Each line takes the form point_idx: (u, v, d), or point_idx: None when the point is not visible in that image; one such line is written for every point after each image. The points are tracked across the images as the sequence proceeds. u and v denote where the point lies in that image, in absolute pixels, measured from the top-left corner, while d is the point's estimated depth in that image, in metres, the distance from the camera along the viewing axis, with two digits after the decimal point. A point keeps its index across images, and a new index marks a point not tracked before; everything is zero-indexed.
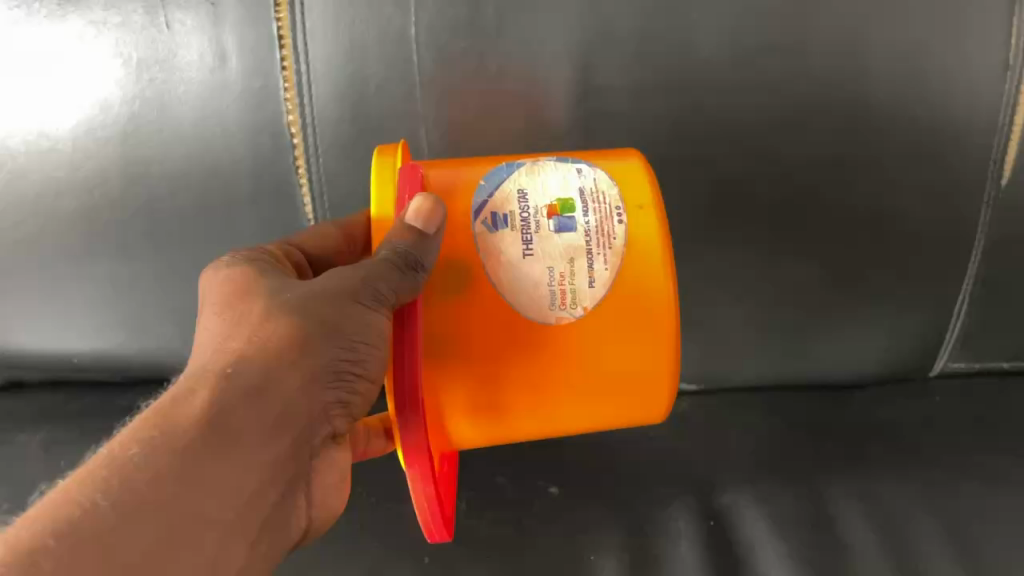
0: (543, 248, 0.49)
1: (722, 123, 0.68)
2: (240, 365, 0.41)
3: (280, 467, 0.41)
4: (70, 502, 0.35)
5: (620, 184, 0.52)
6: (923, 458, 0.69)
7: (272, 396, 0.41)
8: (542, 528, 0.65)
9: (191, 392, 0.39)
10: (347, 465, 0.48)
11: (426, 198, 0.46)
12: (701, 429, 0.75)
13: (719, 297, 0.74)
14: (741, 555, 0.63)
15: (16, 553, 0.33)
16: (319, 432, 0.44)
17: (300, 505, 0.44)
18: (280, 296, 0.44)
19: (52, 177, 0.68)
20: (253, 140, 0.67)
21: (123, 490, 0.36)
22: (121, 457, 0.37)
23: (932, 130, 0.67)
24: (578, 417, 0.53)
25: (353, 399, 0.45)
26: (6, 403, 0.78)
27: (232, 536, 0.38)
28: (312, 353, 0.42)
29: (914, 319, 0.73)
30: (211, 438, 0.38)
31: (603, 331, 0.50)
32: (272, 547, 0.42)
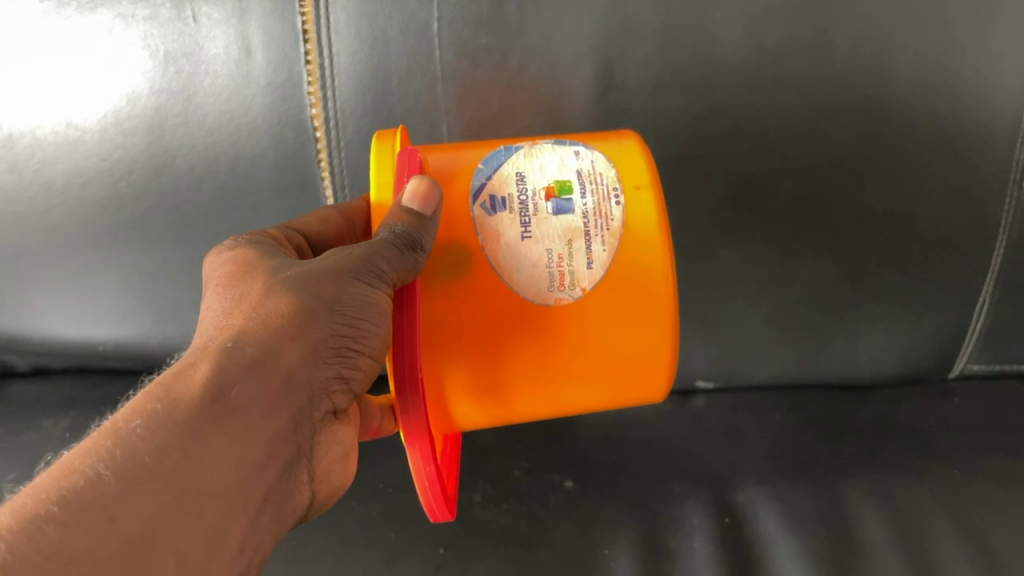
0: (541, 230, 0.50)
1: (743, 121, 0.68)
2: (241, 338, 0.40)
3: (285, 441, 0.40)
4: (74, 473, 0.33)
5: (617, 165, 0.52)
6: (940, 459, 0.68)
7: (275, 368, 0.40)
8: (557, 522, 0.66)
9: (193, 366, 0.39)
10: (349, 440, 0.48)
11: (422, 180, 0.48)
12: (717, 426, 0.75)
13: (738, 295, 0.74)
14: (755, 553, 0.63)
15: (22, 521, 0.30)
16: (320, 407, 0.43)
17: (304, 480, 0.43)
18: (277, 276, 0.45)
19: (80, 167, 0.70)
20: (276, 133, 0.68)
21: (127, 460, 0.34)
22: (125, 427, 0.35)
23: (955, 131, 0.67)
24: (580, 397, 0.53)
25: (354, 376, 0.44)
26: (32, 390, 0.79)
27: (242, 509, 0.37)
28: (312, 327, 0.42)
29: (935, 319, 0.73)
30: (217, 406, 0.37)
31: (603, 311, 0.51)
32: (277, 522, 0.41)
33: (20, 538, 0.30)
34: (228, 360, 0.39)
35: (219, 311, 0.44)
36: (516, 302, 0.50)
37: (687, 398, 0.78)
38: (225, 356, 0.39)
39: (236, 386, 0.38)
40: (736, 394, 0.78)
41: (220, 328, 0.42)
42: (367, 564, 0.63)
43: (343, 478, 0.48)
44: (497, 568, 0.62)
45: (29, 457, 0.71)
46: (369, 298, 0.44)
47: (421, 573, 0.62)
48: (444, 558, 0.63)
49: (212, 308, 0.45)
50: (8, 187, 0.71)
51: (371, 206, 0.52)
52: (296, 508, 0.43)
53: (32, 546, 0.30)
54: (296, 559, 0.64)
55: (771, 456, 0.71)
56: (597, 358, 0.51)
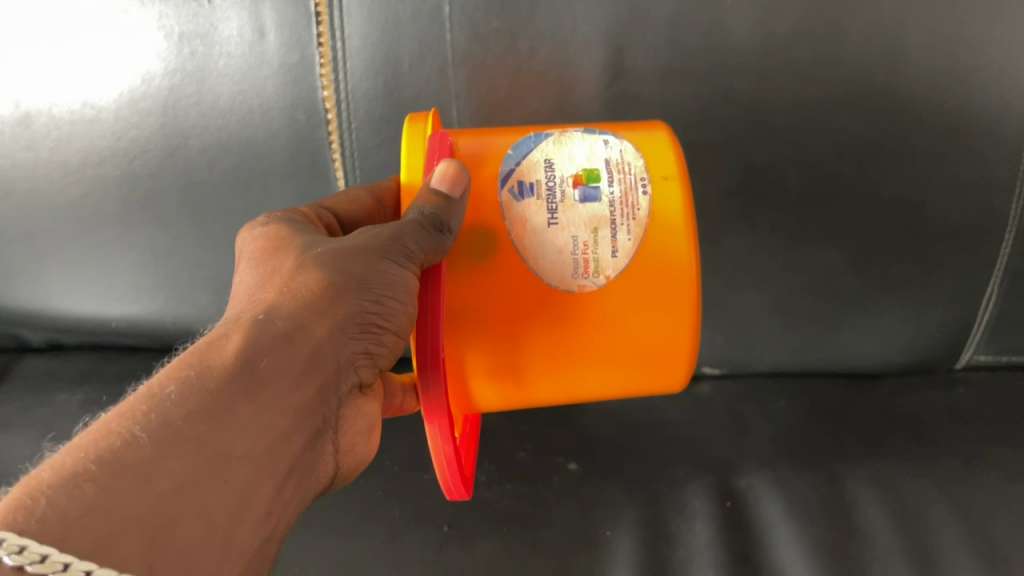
0: (567, 217, 0.50)
1: (751, 108, 0.68)
2: (272, 312, 0.41)
3: (312, 412, 0.41)
4: (111, 434, 0.33)
5: (646, 156, 0.53)
6: (943, 448, 0.69)
7: (304, 341, 0.41)
8: (560, 503, 0.67)
9: (226, 336, 0.40)
10: (374, 416, 0.49)
11: (450, 163, 0.48)
12: (722, 411, 0.75)
13: (745, 282, 0.74)
14: (755, 537, 0.64)
15: (62, 477, 0.31)
16: (345, 382, 0.44)
17: (328, 451, 0.44)
18: (308, 253, 0.45)
19: (94, 145, 0.71)
20: (288, 114, 0.68)
21: (161, 423, 0.34)
22: (160, 393, 0.36)
23: (965, 122, 0.67)
24: (598, 384, 0.53)
25: (380, 351, 0.46)
26: (47, 364, 0.81)
27: (269, 477, 0.38)
28: (340, 303, 0.43)
29: (942, 310, 0.73)
30: (247, 376, 0.38)
31: (626, 298, 0.51)
32: (301, 491, 0.41)
33: (59, 494, 0.30)
34: (259, 332, 0.40)
35: (251, 285, 0.45)
36: (539, 287, 0.50)
37: (694, 384, 0.79)
38: (257, 328, 0.40)
39: (266, 357, 0.39)
40: (741, 381, 0.79)
41: (252, 302, 0.43)
42: (372, 541, 0.64)
43: (366, 454, 0.49)
44: (499, 548, 0.63)
45: (44, 429, 0.73)
46: (396, 277, 0.44)
47: (425, 551, 0.63)
48: (448, 537, 0.64)
49: (244, 282, 0.46)
50: (24, 164, 0.72)
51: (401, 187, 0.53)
52: (319, 477, 0.43)
53: (70, 502, 0.30)
54: (303, 534, 0.65)
55: (774, 442, 0.71)
56: (617, 345, 0.52)
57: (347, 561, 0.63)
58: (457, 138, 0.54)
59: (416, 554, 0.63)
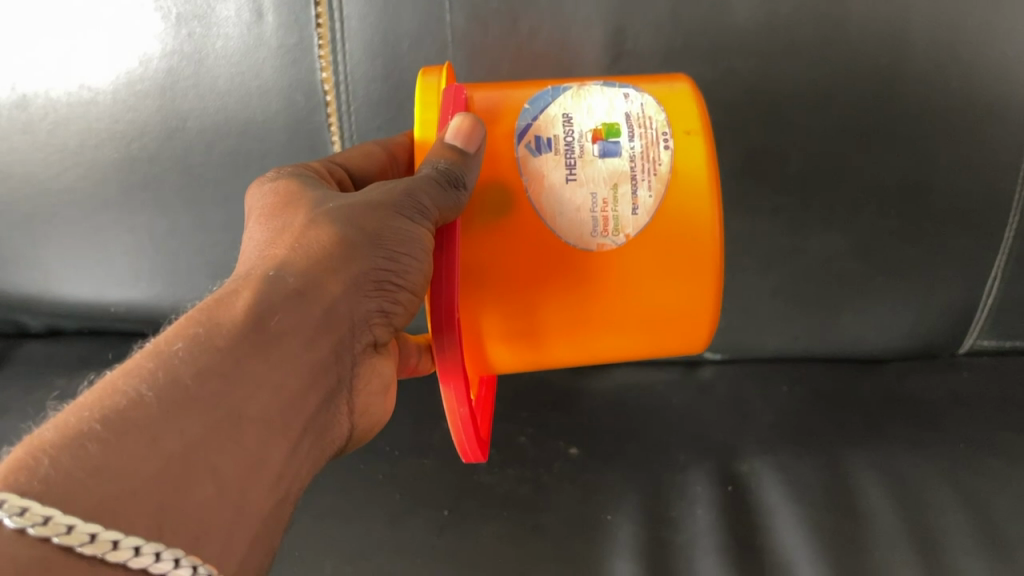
0: (586, 173, 0.50)
1: (753, 90, 0.67)
2: (283, 269, 0.41)
3: (325, 371, 0.41)
4: (117, 393, 0.33)
5: (668, 110, 0.52)
6: (945, 433, 0.68)
7: (315, 298, 0.41)
8: (560, 487, 0.67)
9: (236, 293, 0.39)
10: (390, 375, 0.48)
11: (466, 117, 0.47)
12: (723, 395, 0.75)
13: (747, 266, 0.74)
14: (756, 521, 0.63)
15: (66, 437, 0.30)
16: (358, 340, 0.44)
17: (342, 412, 0.44)
18: (319, 209, 0.45)
19: (92, 129, 0.70)
20: (287, 96, 0.68)
21: (169, 381, 0.34)
22: (167, 350, 0.36)
23: (969, 104, 0.66)
24: (614, 346, 0.53)
25: (394, 310, 0.45)
26: (45, 349, 0.80)
27: (282, 436, 0.37)
28: (352, 260, 0.43)
29: (945, 293, 0.72)
30: (258, 333, 0.38)
31: (645, 259, 0.50)
32: (315, 451, 0.41)
33: (63, 454, 0.30)
34: (270, 289, 0.40)
35: (261, 242, 0.44)
36: (556, 247, 0.50)
37: (695, 368, 0.78)
38: (267, 285, 0.40)
39: (276, 315, 0.39)
40: (743, 365, 0.78)
41: (261, 259, 0.43)
42: (372, 525, 0.64)
43: (382, 413, 0.48)
44: (500, 532, 0.63)
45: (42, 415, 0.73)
46: (410, 233, 0.44)
47: (425, 534, 0.63)
48: (448, 520, 0.64)
49: (253, 239, 0.45)
50: (22, 147, 0.71)
51: (416, 144, 0.53)
52: (333, 439, 0.43)
53: (76, 462, 0.30)
54: (302, 517, 0.65)
55: (776, 426, 0.71)
56: (633, 308, 0.51)
57: (346, 544, 0.62)
58: (474, 92, 0.54)
59: (416, 538, 0.63)
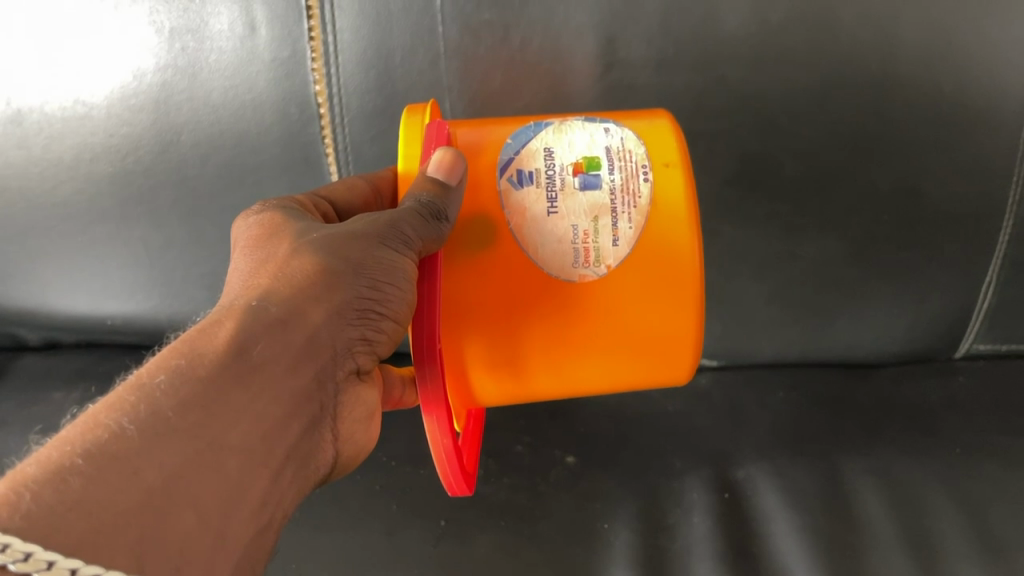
0: (567, 206, 0.50)
1: (745, 97, 0.67)
2: (266, 298, 0.41)
3: (307, 400, 0.41)
4: (98, 426, 0.33)
5: (648, 144, 0.52)
6: (941, 437, 0.68)
7: (298, 327, 0.41)
8: (557, 496, 0.67)
9: (218, 323, 0.39)
10: (374, 402, 0.48)
11: (447, 151, 0.48)
12: (720, 402, 0.75)
13: (741, 272, 0.74)
14: (754, 528, 0.63)
15: (47, 472, 0.31)
16: (341, 369, 0.44)
17: (326, 439, 0.44)
18: (303, 239, 0.45)
19: (87, 143, 0.70)
20: (281, 109, 0.68)
21: (149, 413, 0.34)
22: (149, 382, 0.36)
23: (961, 109, 0.66)
24: (599, 377, 0.53)
25: (377, 338, 0.45)
26: (44, 362, 0.81)
27: (263, 466, 0.37)
28: (335, 289, 0.43)
29: (939, 298, 0.72)
30: (240, 363, 0.38)
31: (626, 287, 0.51)
32: (299, 481, 0.41)
33: (44, 488, 0.30)
34: (252, 319, 0.40)
35: (245, 272, 0.44)
36: (539, 278, 0.50)
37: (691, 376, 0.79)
38: (249, 314, 0.40)
39: (258, 345, 0.39)
40: (739, 372, 0.78)
41: (245, 289, 0.43)
42: (369, 535, 0.64)
43: (366, 441, 0.48)
44: (498, 541, 0.63)
45: (40, 427, 0.73)
46: (393, 263, 0.44)
47: (422, 545, 0.63)
48: (445, 531, 0.64)
49: (238, 270, 0.45)
50: (18, 162, 0.72)
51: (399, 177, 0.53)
52: (317, 467, 0.43)
53: (57, 496, 0.30)
54: (299, 528, 0.65)
55: (772, 433, 0.71)
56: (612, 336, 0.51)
57: (344, 555, 0.63)
58: (457, 129, 0.54)
59: (414, 548, 0.63)
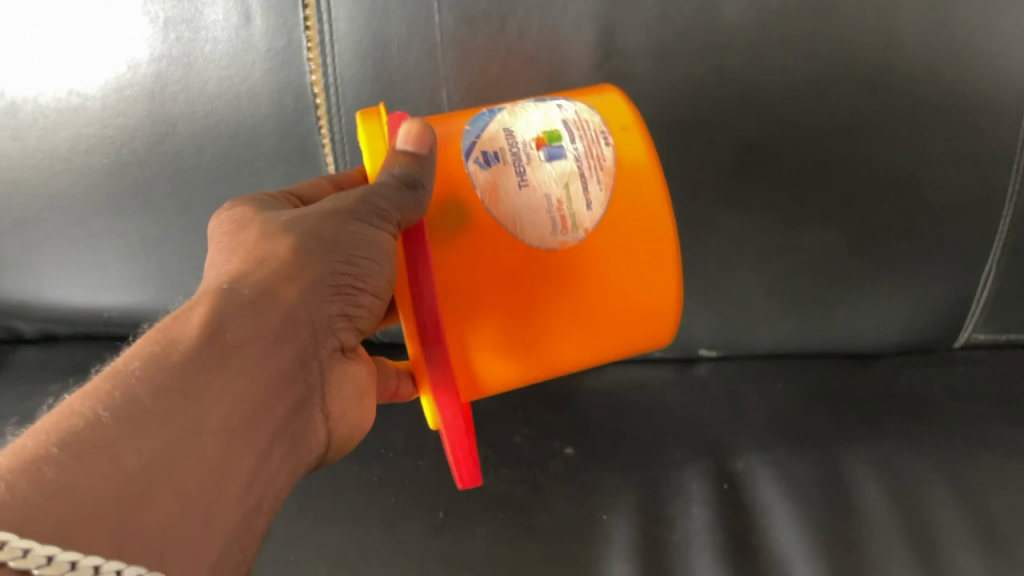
0: (536, 176, 0.50)
1: (744, 87, 0.67)
2: (238, 281, 0.41)
3: (289, 380, 0.41)
4: (73, 415, 0.33)
5: (601, 113, 0.53)
6: (940, 427, 0.68)
7: (274, 307, 0.41)
8: (556, 487, 0.67)
9: (191, 309, 0.39)
10: (365, 380, 0.48)
11: (413, 122, 0.47)
12: (719, 392, 0.75)
13: (740, 262, 0.74)
14: (753, 518, 0.63)
15: (23, 461, 0.30)
16: (323, 347, 0.44)
17: (315, 419, 0.44)
18: (274, 222, 0.45)
19: (82, 134, 0.70)
20: (277, 100, 0.68)
21: (125, 400, 0.34)
22: (124, 370, 0.35)
23: (962, 98, 0.66)
24: (599, 341, 0.53)
25: (358, 313, 0.46)
26: (40, 355, 0.80)
27: (246, 446, 0.37)
28: (309, 267, 0.43)
29: (938, 288, 0.72)
30: (214, 345, 0.38)
31: (613, 244, 0.51)
32: (288, 461, 0.41)
33: (20, 478, 0.30)
34: (226, 301, 0.39)
35: (218, 259, 0.44)
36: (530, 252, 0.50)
37: (690, 367, 0.79)
38: (222, 297, 0.40)
39: (233, 326, 0.39)
40: (738, 363, 0.78)
41: (220, 273, 0.43)
42: (368, 527, 0.64)
43: (360, 420, 0.48)
44: (497, 532, 0.63)
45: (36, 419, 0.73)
46: (367, 236, 0.44)
47: (422, 537, 0.63)
48: (444, 522, 0.64)
49: (210, 259, 0.45)
50: (12, 154, 0.71)
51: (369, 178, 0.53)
52: (306, 448, 0.43)
53: (33, 486, 0.30)
54: (298, 522, 0.65)
55: (771, 424, 0.71)
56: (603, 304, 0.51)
57: (343, 547, 0.62)
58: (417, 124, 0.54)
59: (413, 541, 0.63)
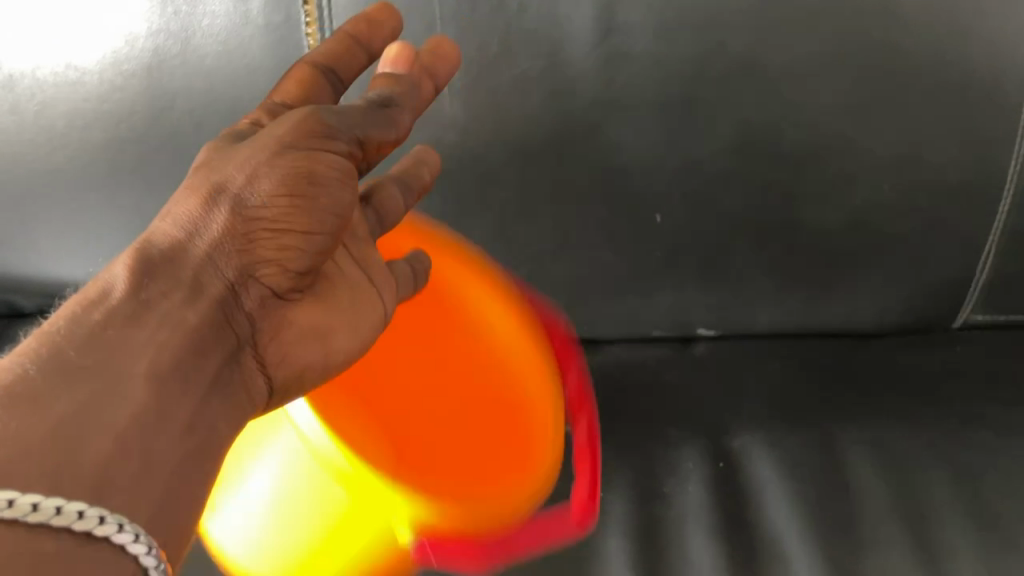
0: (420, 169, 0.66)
1: (745, 64, 0.66)
2: (156, 237, 0.41)
3: (206, 333, 0.41)
4: (1, 371, 0.34)
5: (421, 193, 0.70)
6: (937, 407, 0.69)
7: (185, 264, 0.41)
8: (552, 465, 0.67)
9: (110, 265, 0.40)
10: (321, 321, 0.47)
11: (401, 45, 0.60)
12: (716, 371, 0.75)
13: (740, 241, 0.73)
14: (748, 495, 0.64)
15: None
16: (245, 295, 0.43)
17: (251, 365, 0.44)
18: (205, 164, 0.44)
19: (80, 108, 0.70)
20: (275, 74, 0.67)
21: (49, 356, 0.35)
22: (48, 330, 0.36)
23: (964, 78, 0.65)
24: None
25: (287, 256, 0.43)
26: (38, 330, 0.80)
27: (179, 393, 0.38)
28: (226, 212, 0.41)
29: (937, 267, 0.72)
30: (128, 303, 0.38)
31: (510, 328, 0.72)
32: (228, 407, 0.42)
33: None
34: (140, 259, 0.40)
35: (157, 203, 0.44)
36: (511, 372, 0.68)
37: (689, 346, 0.79)
38: (136, 255, 0.40)
39: (145, 286, 0.39)
40: (735, 342, 0.78)
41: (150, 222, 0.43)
42: None
43: (314, 363, 0.47)
44: None
45: None
46: (298, 168, 0.42)
47: None
48: None
49: None
50: (10, 128, 0.72)
51: None
52: (248, 392, 0.44)
53: None
54: None
55: (768, 403, 0.71)
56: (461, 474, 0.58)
57: None
58: None
59: None
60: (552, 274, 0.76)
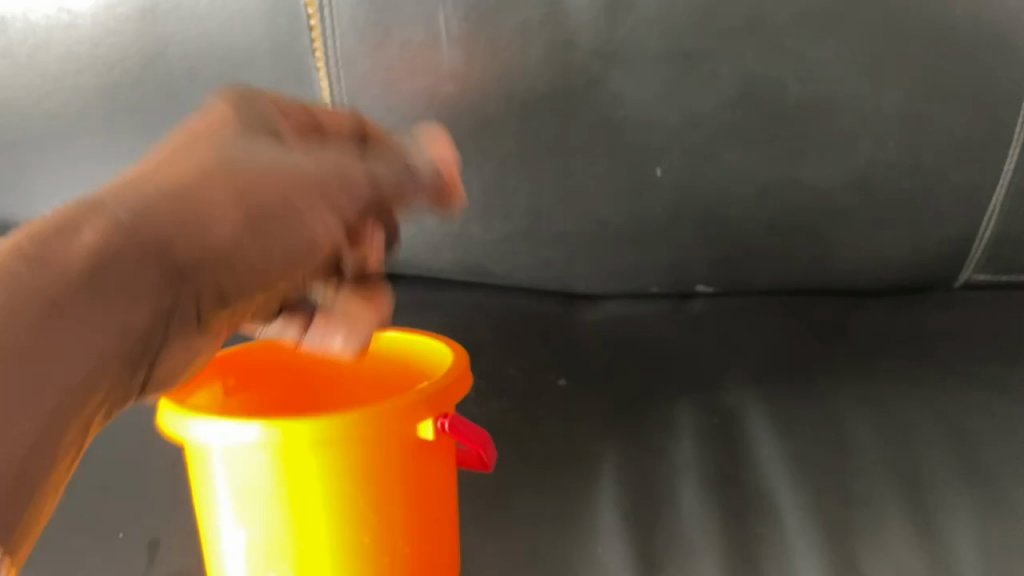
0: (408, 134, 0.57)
1: (750, 16, 0.65)
2: (130, 208, 0.41)
3: (147, 336, 0.40)
4: None
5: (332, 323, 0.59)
6: (937, 365, 0.68)
7: (162, 251, 0.40)
8: (548, 418, 0.67)
9: (79, 224, 0.39)
10: (208, 351, 0.46)
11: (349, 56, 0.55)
12: (716, 328, 0.75)
13: (742, 196, 0.72)
14: (743, 450, 0.64)
15: None
16: (204, 283, 0.42)
17: (140, 377, 0.41)
18: (207, 158, 0.44)
19: (73, 52, 0.70)
20: (270, 19, 0.68)
21: None
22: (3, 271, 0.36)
23: (973, 33, 0.65)
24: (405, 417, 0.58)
25: (263, 283, 0.44)
26: None
27: (75, 403, 0.36)
28: (208, 198, 0.42)
29: (941, 225, 0.72)
30: (95, 279, 0.38)
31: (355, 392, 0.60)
32: (102, 411, 0.39)
33: None
34: (116, 228, 0.40)
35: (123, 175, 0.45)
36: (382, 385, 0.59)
37: (686, 303, 0.78)
38: (116, 222, 0.40)
39: (111, 266, 0.38)
40: (734, 300, 0.78)
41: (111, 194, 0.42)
42: None
43: (170, 382, 0.45)
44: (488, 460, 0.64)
45: None
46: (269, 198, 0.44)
47: None
48: None
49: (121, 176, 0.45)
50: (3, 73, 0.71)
51: None
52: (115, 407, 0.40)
53: None
54: None
55: (765, 359, 0.71)
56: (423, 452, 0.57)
57: None
58: None
59: None
60: (549, 229, 0.74)
